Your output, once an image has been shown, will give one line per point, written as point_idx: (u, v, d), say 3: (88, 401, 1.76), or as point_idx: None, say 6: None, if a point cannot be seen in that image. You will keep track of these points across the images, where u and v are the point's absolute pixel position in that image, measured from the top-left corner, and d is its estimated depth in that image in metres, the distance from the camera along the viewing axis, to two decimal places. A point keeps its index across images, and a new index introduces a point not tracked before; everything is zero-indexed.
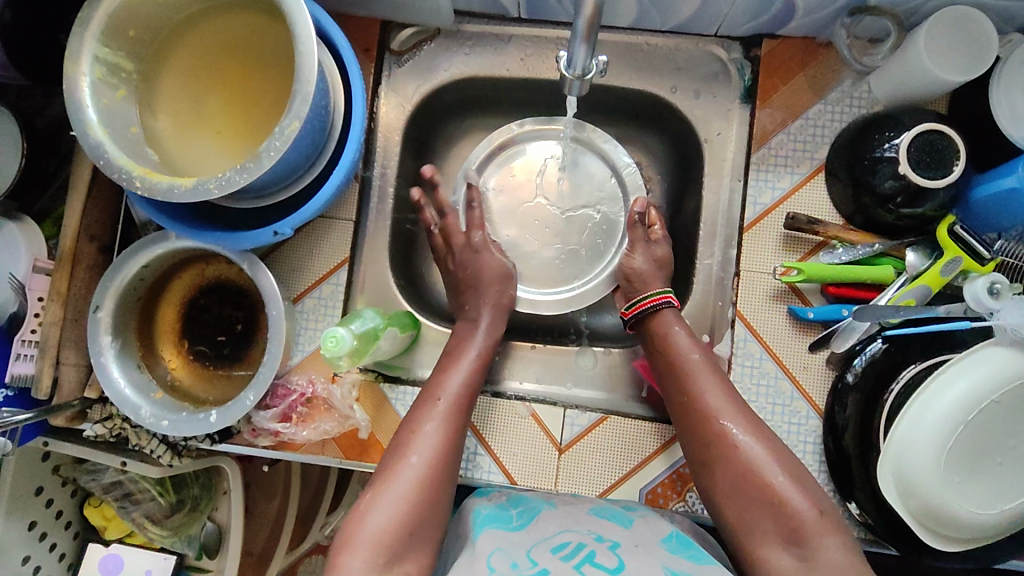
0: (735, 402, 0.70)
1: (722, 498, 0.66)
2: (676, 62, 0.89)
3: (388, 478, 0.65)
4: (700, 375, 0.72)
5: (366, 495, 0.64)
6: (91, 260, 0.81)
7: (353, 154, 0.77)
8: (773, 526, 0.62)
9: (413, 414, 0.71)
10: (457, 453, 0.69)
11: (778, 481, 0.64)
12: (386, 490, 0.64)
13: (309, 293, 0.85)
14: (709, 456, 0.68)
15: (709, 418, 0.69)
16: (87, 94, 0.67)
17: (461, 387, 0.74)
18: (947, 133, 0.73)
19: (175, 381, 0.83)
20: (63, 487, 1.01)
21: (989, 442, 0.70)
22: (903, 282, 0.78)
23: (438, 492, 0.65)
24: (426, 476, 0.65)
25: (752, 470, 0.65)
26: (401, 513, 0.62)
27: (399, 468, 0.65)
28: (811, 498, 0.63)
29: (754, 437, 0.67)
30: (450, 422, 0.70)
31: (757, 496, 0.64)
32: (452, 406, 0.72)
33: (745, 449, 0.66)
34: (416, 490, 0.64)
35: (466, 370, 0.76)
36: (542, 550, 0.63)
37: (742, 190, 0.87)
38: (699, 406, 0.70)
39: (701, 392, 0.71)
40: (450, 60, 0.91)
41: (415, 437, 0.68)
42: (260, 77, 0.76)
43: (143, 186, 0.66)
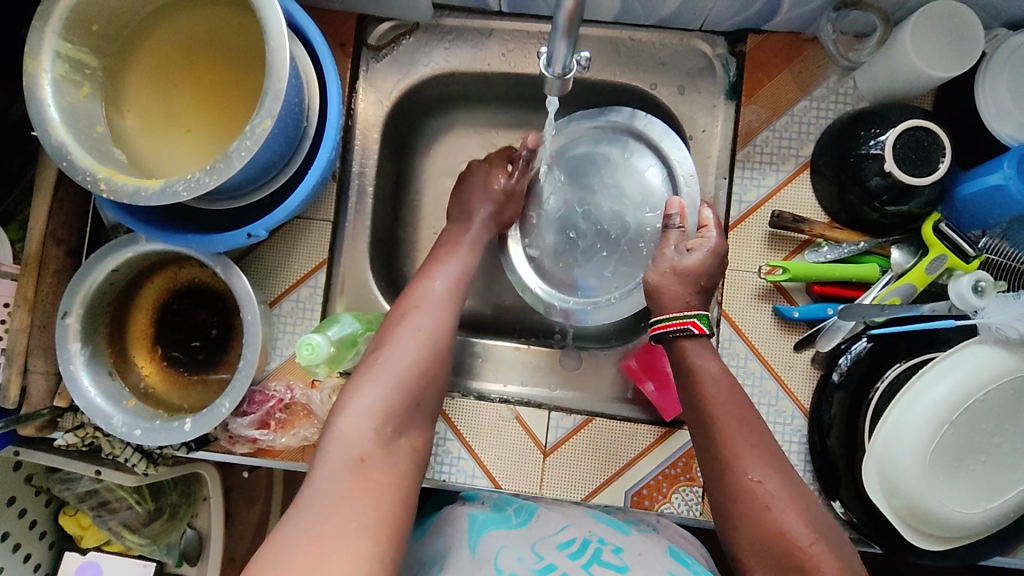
0: (769, 456, 0.65)
1: (748, 562, 0.62)
2: (660, 58, 0.88)
3: (385, 352, 0.68)
4: (728, 421, 0.67)
5: (362, 366, 0.68)
6: (58, 264, 0.78)
7: (329, 153, 0.74)
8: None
9: (406, 297, 0.74)
10: (451, 333, 0.73)
11: (810, 545, 0.60)
12: (382, 360, 0.67)
13: (286, 297, 0.83)
14: (737, 512, 0.63)
15: (740, 475, 0.64)
16: (48, 92, 0.64)
17: (454, 280, 0.77)
18: (932, 130, 0.72)
19: (150, 388, 0.81)
20: (37, 496, 0.98)
21: (973, 441, 0.70)
22: (888, 279, 0.78)
23: (434, 372, 0.69)
24: (422, 352, 0.69)
25: (782, 535, 0.61)
26: (398, 385, 0.66)
27: (395, 340, 0.69)
28: (841, 562, 0.59)
29: (787, 502, 0.62)
30: (446, 308, 0.74)
31: (785, 563, 0.60)
32: (446, 290, 0.76)
33: (778, 512, 0.61)
34: (413, 364, 0.68)
35: (458, 264, 0.79)
36: (547, 545, 0.66)
37: (727, 188, 0.85)
38: (728, 452, 0.66)
39: (729, 437, 0.66)
40: (430, 55, 0.89)
41: (410, 316, 0.72)
42: (232, 73, 0.73)
43: (108, 188, 0.63)
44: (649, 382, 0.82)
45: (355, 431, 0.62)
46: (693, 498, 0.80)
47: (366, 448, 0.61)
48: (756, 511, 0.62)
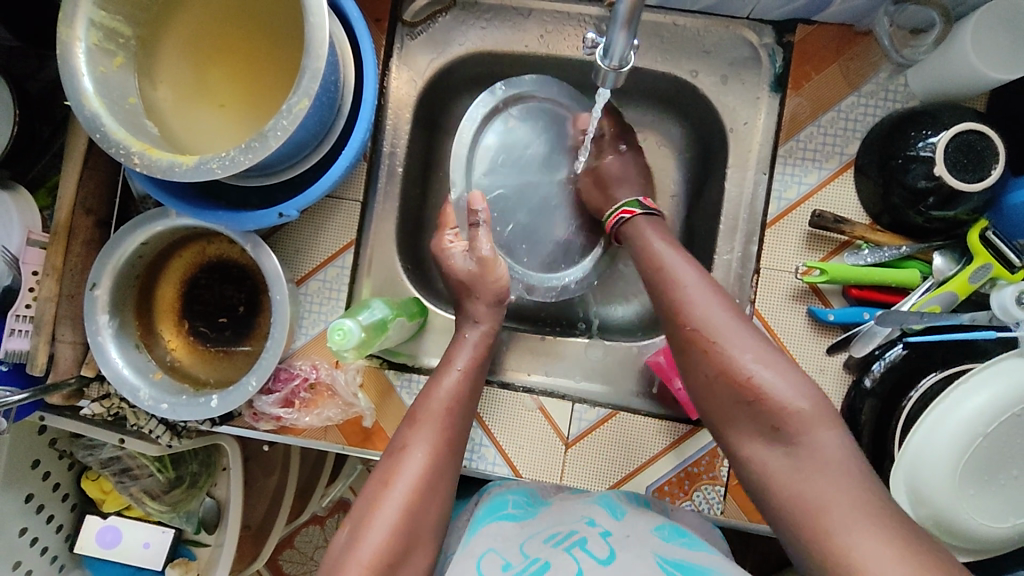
0: (715, 301, 0.65)
1: (710, 405, 0.63)
2: (704, 46, 0.85)
3: (371, 514, 0.61)
4: (681, 282, 0.68)
5: (344, 532, 0.60)
6: (87, 235, 0.78)
7: (363, 133, 0.73)
8: (757, 428, 0.59)
9: (399, 437, 0.67)
10: (444, 481, 0.65)
11: (750, 371, 0.60)
12: (366, 524, 0.60)
13: (313, 276, 0.82)
14: (690, 361, 0.64)
15: (687, 326, 0.64)
16: (83, 61, 0.63)
17: (451, 406, 0.70)
18: (986, 133, 0.69)
19: (175, 362, 0.81)
20: (60, 459, 1.00)
21: (1007, 456, 0.68)
22: (928, 286, 0.76)
23: (425, 523, 0.62)
24: (414, 506, 0.62)
25: (725, 370, 0.61)
26: (387, 548, 0.58)
27: (380, 500, 0.61)
28: (789, 384, 0.58)
29: (730, 334, 0.62)
30: (439, 449, 0.66)
31: (737, 396, 0.60)
32: (440, 427, 0.68)
33: (721, 350, 0.62)
34: (405, 519, 0.60)
35: (455, 389, 0.71)
36: (534, 543, 0.62)
37: (767, 183, 0.83)
38: (674, 298, 0.67)
39: (678, 285, 0.68)
40: (466, 34, 0.87)
41: (404, 461, 0.64)
42: (268, 47, 0.72)
43: (142, 163, 0.62)
44: (677, 380, 0.81)
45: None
46: (715, 496, 0.79)
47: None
48: (702, 355, 0.63)
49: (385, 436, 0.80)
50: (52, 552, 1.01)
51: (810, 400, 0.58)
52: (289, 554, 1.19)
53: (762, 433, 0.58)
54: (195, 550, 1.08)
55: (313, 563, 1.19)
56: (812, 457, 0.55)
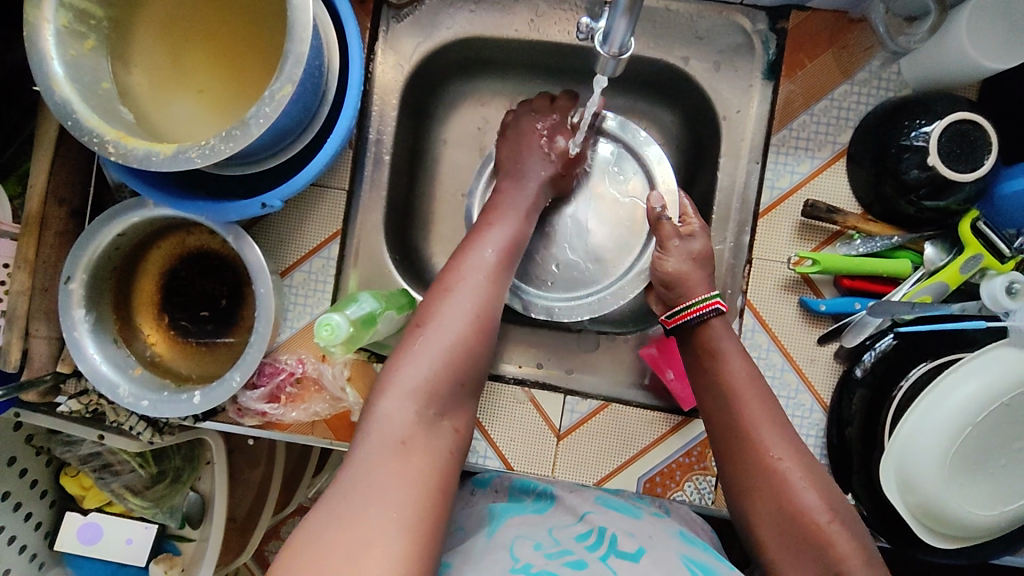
0: (789, 435, 0.65)
1: (760, 534, 0.63)
2: (697, 31, 0.83)
3: (430, 324, 0.65)
4: (754, 405, 0.67)
5: (406, 341, 0.65)
6: (61, 225, 0.75)
7: (348, 121, 0.70)
8: (812, 567, 0.59)
9: (453, 265, 0.71)
10: (499, 306, 0.69)
11: (826, 523, 0.60)
12: (428, 335, 0.64)
13: (298, 267, 0.80)
14: (755, 489, 0.64)
15: (758, 451, 0.64)
16: (51, 44, 0.60)
17: (503, 241, 0.73)
18: (980, 122, 0.69)
19: (156, 357, 0.79)
20: (38, 456, 0.97)
21: (993, 444, 0.69)
22: (919, 277, 0.76)
23: (481, 343, 0.66)
24: (470, 323, 0.66)
25: (796, 511, 0.61)
26: (443, 360, 0.63)
27: (441, 314, 0.66)
28: (857, 541, 0.60)
29: (804, 478, 0.62)
30: (496, 277, 0.70)
31: (797, 536, 0.61)
32: (496, 259, 0.72)
33: (793, 497, 0.62)
34: (463, 335, 0.65)
35: (506, 229, 0.75)
36: (564, 533, 0.63)
37: (759, 173, 0.82)
38: (746, 435, 0.65)
39: (750, 421, 0.66)
40: (453, 17, 0.84)
41: (461, 283, 0.68)
42: (247, 29, 0.69)
43: (116, 152, 0.60)
44: (669, 370, 0.81)
45: (394, 413, 0.60)
46: (707, 487, 0.79)
47: (408, 430, 0.59)
48: (774, 486, 0.63)
49: None
50: (31, 549, 0.99)
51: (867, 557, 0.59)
52: (275, 546, 1.19)
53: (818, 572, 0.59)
54: (180, 545, 1.06)
55: None
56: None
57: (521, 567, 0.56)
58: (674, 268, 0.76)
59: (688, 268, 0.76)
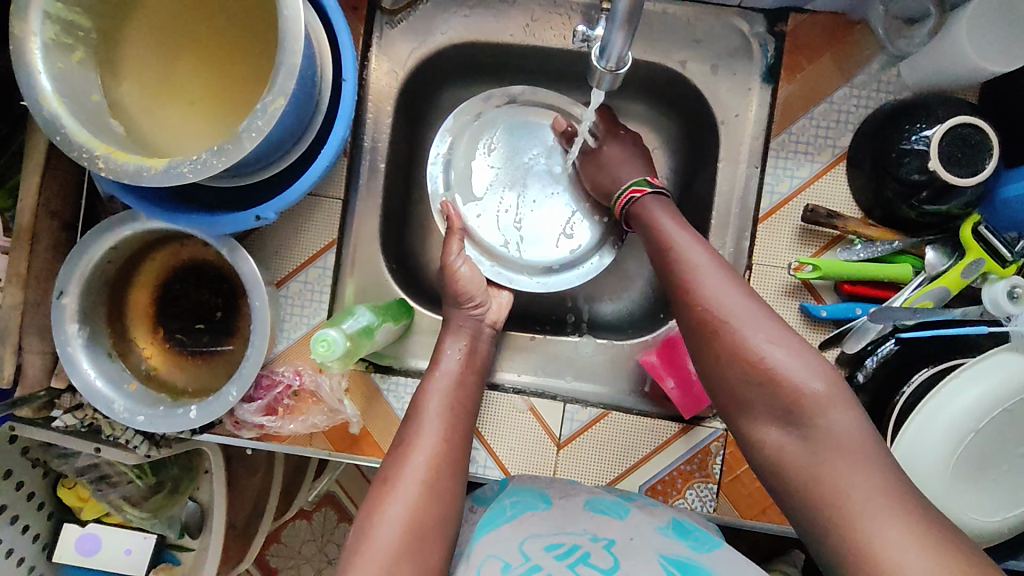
0: (726, 272, 0.64)
1: (717, 386, 0.61)
2: (695, 35, 0.82)
3: (382, 501, 0.62)
4: (688, 255, 0.65)
5: (360, 525, 0.61)
6: (53, 239, 0.74)
7: (342, 131, 0.69)
8: (769, 410, 0.57)
9: (402, 436, 0.68)
10: (450, 475, 0.66)
11: (760, 351, 0.58)
12: (379, 515, 0.61)
13: (293, 278, 0.79)
14: (696, 340, 0.62)
15: (691, 299, 0.63)
16: (39, 57, 0.58)
17: (444, 399, 0.71)
18: (981, 126, 0.69)
19: (151, 370, 0.78)
20: (35, 469, 0.96)
21: (996, 450, 0.69)
22: (920, 282, 0.75)
23: (438, 515, 0.62)
24: (420, 497, 0.62)
25: (735, 352, 0.59)
26: (400, 542, 0.59)
27: (390, 489, 0.63)
28: (801, 363, 0.57)
29: (741, 312, 0.60)
30: (441, 441, 0.67)
31: (747, 376, 0.58)
32: (438, 423, 0.69)
33: (733, 330, 0.60)
34: (413, 513, 0.61)
35: (447, 392, 0.72)
36: (535, 544, 0.61)
37: (758, 177, 0.81)
38: (683, 281, 0.64)
39: (688, 266, 0.64)
40: (449, 22, 0.83)
41: (407, 453, 0.66)
42: (237, 39, 0.68)
43: (107, 167, 0.59)
44: (670, 378, 0.80)
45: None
46: (708, 494, 0.79)
47: None
48: (709, 333, 0.61)
49: (373, 442, 0.78)
50: (29, 562, 0.98)
51: (828, 383, 0.56)
52: (276, 549, 1.20)
53: (774, 415, 0.57)
54: (179, 555, 1.05)
55: (301, 558, 1.19)
56: (827, 443, 0.54)
57: None
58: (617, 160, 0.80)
59: (633, 164, 0.79)
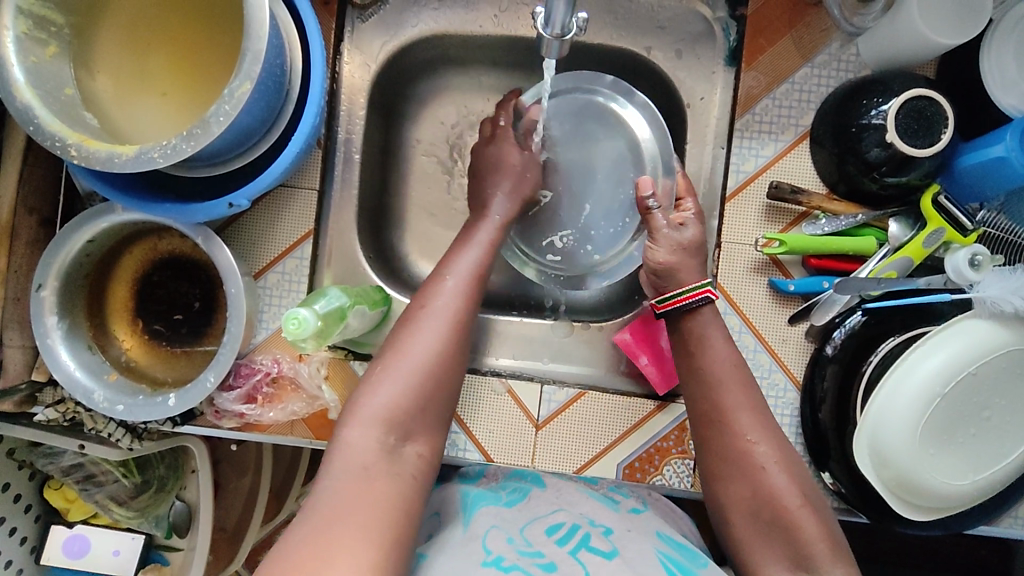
0: (764, 410, 0.67)
1: (736, 518, 0.65)
2: (659, 21, 0.84)
3: (403, 348, 0.65)
4: (734, 395, 0.67)
5: (375, 369, 0.64)
6: (31, 234, 0.75)
7: (312, 120, 0.71)
8: (782, 551, 0.62)
9: (425, 292, 0.70)
10: (465, 334, 0.68)
11: (796, 508, 0.62)
12: (396, 362, 0.64)
13: (272, 268, 0.80)
14: (730, 471, 0.66)
15: (736, 434, 0.66)
16: (12, 50, 0.60)
17: (472, 265, 0.73)
18: (935, 98, 0.70)
19: (131, 362, 0.79)
20: (21, 470, 0.96)
21: (966, 414, 0.70)
22: (885, 253, 0.77)
23: (451, 375, 0.66)
24: (436, 353, 0.65)
25: (769, 493, 0.63)
26: (410, 386, 0.62)
27: (411, 339, 0.65)
28: (827, 530, 0.62)
29: (777, 463, 0.64)
30: (465, 300, 0.69)
31: (769, 516, 0.63)
32: (463, 284, 0.71)
33: (767, 490, 0.63)
34: (429, 368, 0.64)
35: (476, 257, 0.74)
36: (535, 530, 0.62)
37: (725, 158, 0.84)
38: (724, 419, 0.67)
39: (729, 404, 0.67)
40: (419, 15, 0.85)
41: (431, 309, 0.68)
42: (210, 32, 0.70)
43: (79, 155, 0.60)
44: (644, 356, 0.81)
45: (363, 441, 0.59)
46: (685, 470, 0.80)
47: (372, 458, 0.58)
48: (747, 469, 0.65)
49: None
50: (17, 564, 0.98)
51: (837, 542, 0.61)
52: None
53: (788, 559, 0.61)
54: (167, 555, 1.05)
55: None
56: None
57: (492, 561, 0.56)
58: (665, 259, 0.74)
59: (678, 260, 0.74)
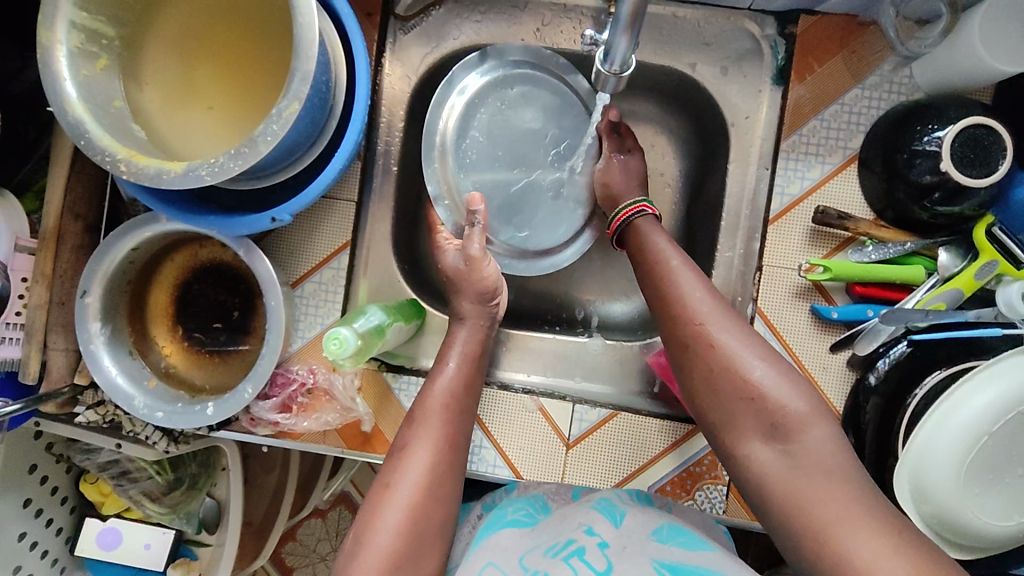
0: (713, 293, 0.67)
1: (702, 400, 0.64)
2: (704, 37, 0.83)
3: (381, 505, 0.63)
4: (680, 279, 0.68)
5: (354, 532, 0.62)
6: (77, 240, 0.76)
7: (356, 135, 0.71)
8: (753, 425, 0.60)
9: (402, 436, 0.68)
10: (445, 480, 0.66)
11: (754, 373, 0.61)
12: (373, 523, 0.61)
13: (309, 277, 0.81)
14: (686, 355, 0.65)
15: (683, 315, 0.66)
16: (65, 65, 0.61)
17: (447, 400, 0.71)
18: (994, 128, 0.68)
19: (170, 368, 0.80)
20: (58, 464, 0.99)
21: (1014, 454, 0.67)
22: (933, 283, 0.75)
23: (429, 534, 0.63)
24: (415, 505, 0.63)
25: (729, 368, 0.62)
26: (391, 546, 0.60)
27: (387, 496, 0.63)
28: (790, 389, 0.60)
29: (728, 329, 0.64)
30: (441, 447, 0.67)
31: (731, 394, 0.62)
32: (439, 425, 0.68)
33: (722, 358, 0.63)
34: (408, 528, 0.61)
35: (453, 389, 0.72)
36: (535, 555, 0.63)
37: (769, 179, 0.82)
38: (675, 303, 0.67)
39: (677, 289, 0.68)
40: (461, 28, 0.84)
41: (407, 459, 0.65)
42: (255, 45, 0.70)
43: (128, 170, 0.61)
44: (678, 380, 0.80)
45: None
46: (718, 496, 0.79)
47: None
48: (703, 351, 0.64)
49: (385, 440, 0.79)
50: (52, 554, 1.00)
51: (810, 404, 0.60)
52: (292, 547, 1.21)
53: (761, 430, 0.60)
54: (196, 550, 1.07)
55: (316, 556, 1.20)
56: (808, 457, 0.57)
57: None
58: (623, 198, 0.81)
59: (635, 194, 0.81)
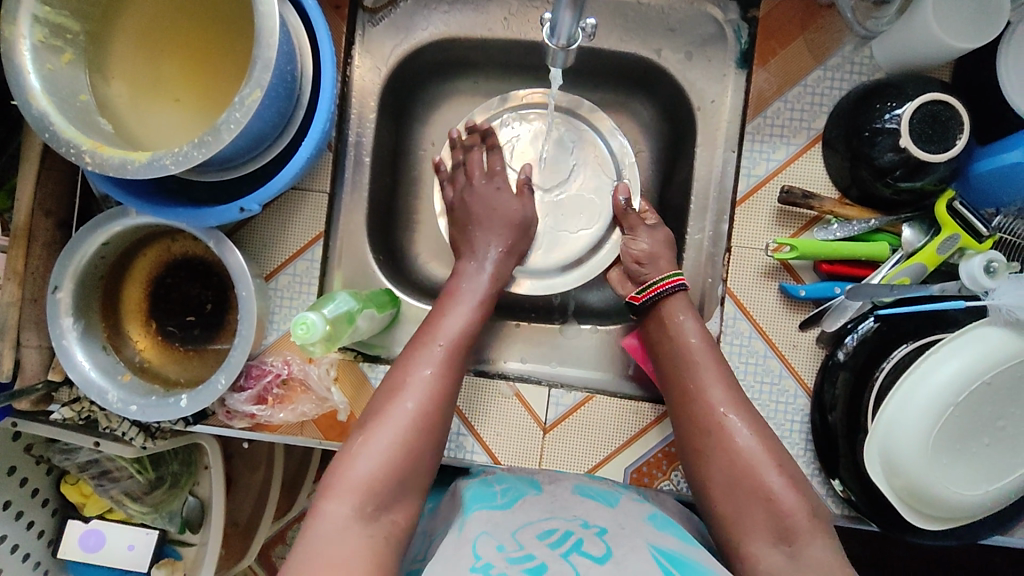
0: (740, 397, 0.69)
1: (713, 497, 0.66)
2: (669, 23, 0.84)
3: (384, 415, 0.63)
4: (704, 370, 0.71)
5: (355, 440, 0.63)
6: (48, 236, 0.76)
7: (323, 124, 0.72)
8: (765, 526, 0.61)
9: (411, 354, 0.69)
10: (447, 406, 0.67)
11: (770, 474, 0.64)
12: (374, 434, 0.62)
13: (283, 270, 0.81)
14: (707, 448, 0.67)
15: (708, 408, 0.68)
16: (28, 58, 0.61)
17: (458, 327, 0.71)
18: (951, 103, 0.69)
19: (145, 362, 0.80)
20: (38, 466, 0.98)
21: (979, 423, 0.69)
22: (897, 259, 0.76)
23: (426, 451, 0.63)
24: (416, 420, 0.63)
25: (746, 466, 0.64)
26: (389, 458, 0.60)
27: (391, 409, 0.64)
28: (805, 499, 0.63)
29: (748, 425, 0.66)
30: (449, 371, 0.68)
31: (744, 492, 0.64)
32: (450, 351, 0.69)
33: (742, 457, 0.65)
34: (407, 441, 0.62)
35: (464, 317, 0.73)
36: (529, 533, 0.58)
37: (736, 161, 0.83)
38: (699, 398, 0.69)
39: (703, 384, 0.70)
40: (429, 19, 0.85)
41: (413, 377, 0.66)
42: (220, 38, 0.71)
43: (93, 161, 0.61)
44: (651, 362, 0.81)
45: (336, 514, 0.57)
46: None
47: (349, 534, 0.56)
48: (720, 446, 0.66)
49: None
50: (34, 557, 1.00)
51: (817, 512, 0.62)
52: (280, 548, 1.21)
53: (770, 532, 0.61)
54: (181, 550, 1.05)
55: None
56: (813, 563, 0.59)
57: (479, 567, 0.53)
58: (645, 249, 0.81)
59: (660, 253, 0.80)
